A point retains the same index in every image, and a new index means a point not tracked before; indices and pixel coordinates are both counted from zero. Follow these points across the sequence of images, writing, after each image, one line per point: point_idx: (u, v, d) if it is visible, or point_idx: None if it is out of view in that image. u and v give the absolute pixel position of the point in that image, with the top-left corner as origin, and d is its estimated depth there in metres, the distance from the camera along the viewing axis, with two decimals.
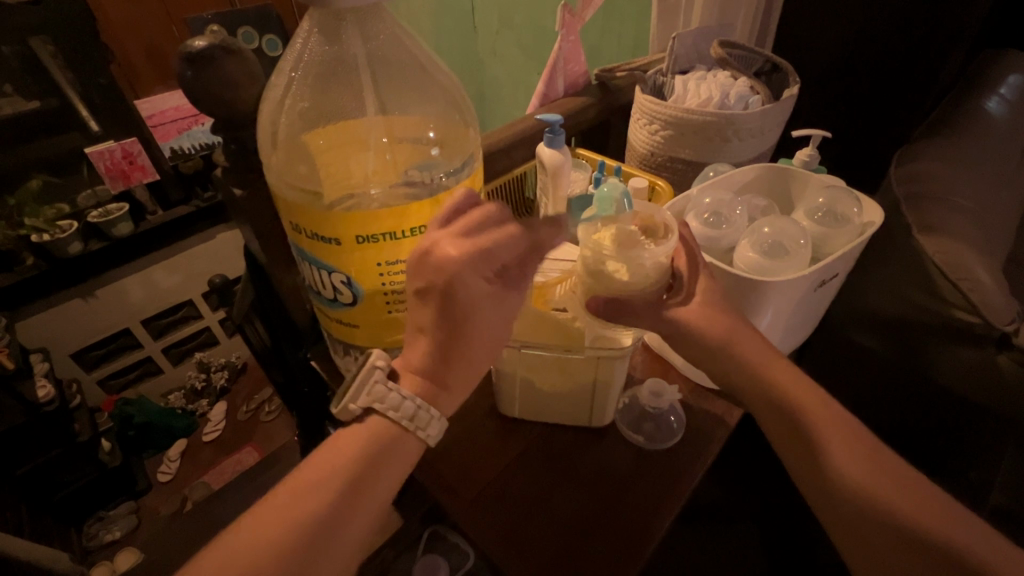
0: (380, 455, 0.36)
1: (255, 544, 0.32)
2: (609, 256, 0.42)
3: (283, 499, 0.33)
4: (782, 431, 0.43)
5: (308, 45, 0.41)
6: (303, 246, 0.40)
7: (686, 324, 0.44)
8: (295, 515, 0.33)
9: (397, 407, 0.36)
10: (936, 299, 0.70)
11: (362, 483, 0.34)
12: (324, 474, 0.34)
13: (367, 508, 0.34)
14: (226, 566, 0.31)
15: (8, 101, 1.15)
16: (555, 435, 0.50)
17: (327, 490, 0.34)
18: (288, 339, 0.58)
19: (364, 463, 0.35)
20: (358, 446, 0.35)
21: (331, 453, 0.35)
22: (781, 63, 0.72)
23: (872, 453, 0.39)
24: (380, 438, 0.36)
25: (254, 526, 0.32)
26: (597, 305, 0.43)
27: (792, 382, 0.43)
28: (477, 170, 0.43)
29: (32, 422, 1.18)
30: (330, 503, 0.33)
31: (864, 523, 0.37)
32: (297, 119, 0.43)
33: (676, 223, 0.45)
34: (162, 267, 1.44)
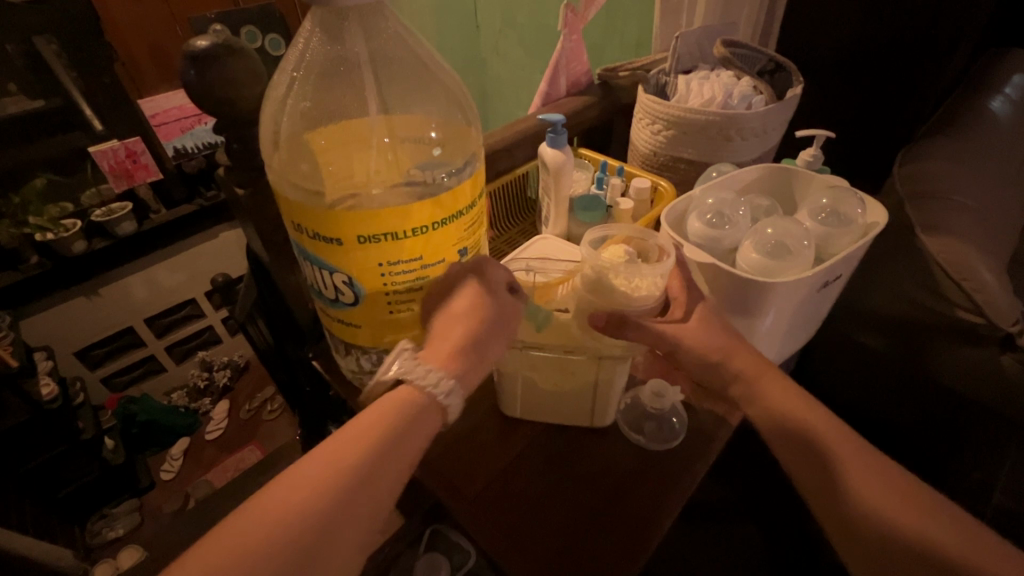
0: (412, 410, 0.35)
1: (299, 483, 0.31)
2: (618, 275, 0.43)
3: (321, 463, 0.32)
4: (784, 445, 0.42)
5: (310, 46, 0.40)
6: (304, 245, 0.40)
7: (677, 340, 0.44)
8: (332, 482, 0.31)
9: (427, 372, 0.35)
10: (939, 300, 0.70)
11: (397, 451, 0.34)
12: (361, 442, 0.33)
13: (402, 456, 0.34)
14: (273, 503, 0.30)
15: (13, 100, 1.15)
16: (557, 435, 0.50)
17: (364, 457, 0.33)
18: (291, 338, 0.58)
19: (400, 432, 0.34)
20: (390, 413, 0.34)
21: (363, 420, 0.34)
22: (784, 62, 0.71)
23: (877, 464, 0.39)
24: (414, 404, 0.35)
25: (285, 492, 0.31)
26: (599, 319, 0.44)
27: (782, 391, 0.44)
28: (479, 169, 0.42)
29: (37, 419, 1.18)
30: (366, 471, 0.32)
31: (871, 536, 0.37)
32: (299, 119, 0.42)
33: (670, 245, 0.46)
34: (165, 265, 1.44)
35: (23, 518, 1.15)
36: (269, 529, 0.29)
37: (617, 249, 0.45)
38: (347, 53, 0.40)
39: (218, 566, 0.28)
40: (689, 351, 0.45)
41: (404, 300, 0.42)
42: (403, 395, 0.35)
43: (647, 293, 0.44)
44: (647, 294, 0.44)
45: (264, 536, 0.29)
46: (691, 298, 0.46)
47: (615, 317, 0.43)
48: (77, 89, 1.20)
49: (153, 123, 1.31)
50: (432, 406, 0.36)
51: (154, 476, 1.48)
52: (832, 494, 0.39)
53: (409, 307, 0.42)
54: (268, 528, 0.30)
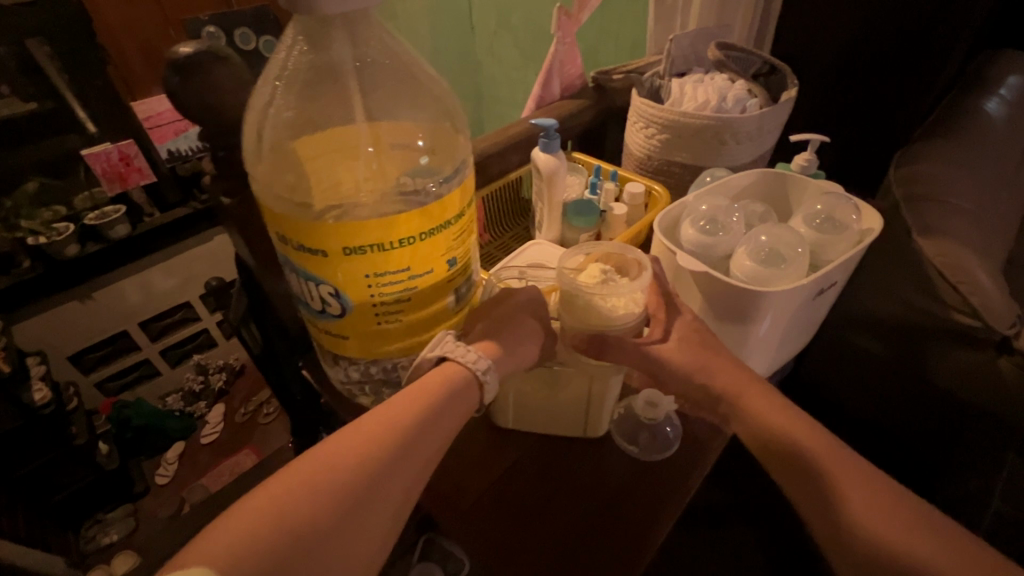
0: (454, 385, 0.39)
1: (350, 440, 0.35)
2: (596, 293, 0.42)
3: (372, 422, 0.36)
4: (779, 467, 0.42)
5: (293, 54, 0.39)
6: (289, 256, 0.39)
7: (665, 359, 0.44)
8: (372, 447, 0.35)
9: (470, 355, 0.40)
10: (936, 303, 0.69)
11: (432, 427, 0.38)
12: (400, 415, 0.37)
13: (440, 426, 0.38)
14: (324, 455, 0.34)
15: (5, 103, 1.14)
16: (549, 445, 0.50)
17: (401, 429, 0.36)
18: (281, 345, 0.57)
19: (435, 408, 0.38)
20: (428, 391, 0.39)
21: (403, 397, 0.38)
22: (779, 65, 0.71)
23: (873, 482, 0.38)
24: (455, 381, 0.40)
25: (329, 455, 0.34)
26: (581, 341, 0.43)
27: (774, 407, 0.43)
28: (467, 177, 0.41)
29: (29, 425, 1.17)
30: (403, 440, 0.36)
31: (870, 558, 0.37)
32: (283, 129, 0.41)
33: (648, 260, 0.45)
34: (159, 269, 1.43)
35: (16, 525, 1.14)
36: (314, 484, 0.33)
37: (593, 266, 0.44)
38: (330, 60, 0.39)
39: (285, 495, 0.32)
40: (675, 372, 0.45)
41: (392, 311, 0.41)
42: (449, 372, 0.40)
43: (624, 312, 0.43)
44: (627, 312, 0.43)
45: (311, 489, 0.32)
46: (669, 315, 0.46)
47: (596, 338, 0.43)
48: (70, 91, 1.18)
49: (147, 126, 1.31)
50: (471, 388, 0.40)
51: (149, 481, 1.47)
52: (830, 514, 0.39)
53: (398, 319, 0.42)
54: (313, 484, 0.33)
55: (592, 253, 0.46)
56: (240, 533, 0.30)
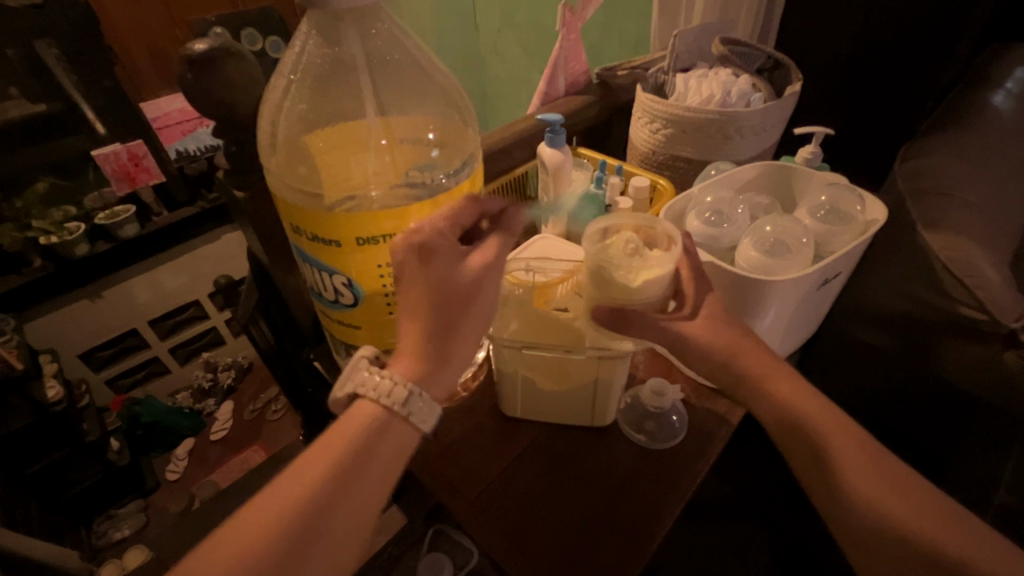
0: (376, 428, 0.35)
1: (283, 492, 0.32)
2: (622, 265, 0.41)
3: (301, 470, 0.33)
4: (791, 445, 0.42)
5: (308, 48, 0.41)
6: (302, 246, 0.40)
7: (686, 338, 0.43)
8: (287, 515, 0.31)
9: (383, 389, 0.35)
10: (939, 294, 0.70)
11: (357, 483, 0.34)
12: (315, 476, 0.33)
13: (375, 471, 0.34)
14: (258, 511, 0.32)
15: (16, 104, 1.16)
16: (558, 436, 0.50)
17: (320, 491, 0.33)
18: (293, 339, 0.58)
19: (358, 464, 0.34)
20: (346, 447, 0.34)
21: (317, 453, 0.34)
22: (783, 59, 0.71)
23: (879, 462, 0.39)
24: (367, 428, 0.35)
25: (247, 524, 0.31)
26: (601, 314, 0.42)
27: (793, 392, 0.43)
28: (476, 170, 0.43)
29: (40, 422, 1.19)
30: (322, 505, 0.32)
31: (873, 534, 0.37)
32: (297, 121, 0.43)
33: (679, 234, 0.45)
34: (168, 268, 1.44)
35: (29, 519, 1.16)
36: (229, 559, 0.30)
37: (621, 237, 0.44)
38: (344, 56, 0.41)
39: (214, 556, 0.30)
40: (702, 351, 0.44)
41: (403, 301, 0.42)
42: (357, 413, 0.35)
43: (653, 285, 0.42)
44: (656, 288, 0.42)
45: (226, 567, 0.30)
46: (698, 292, 0.45)
47: (618, 314, 0.42)
48: (80, 92, 1.20)
49: (155, 126, 1.32)
50: (396, 420, 0.35)
51: (159, 477, 1.49)
52: (835, 493, 0.39)
53: None
54: (229, 561, 0.30)
55: (619, 225, 0.46)
56: None
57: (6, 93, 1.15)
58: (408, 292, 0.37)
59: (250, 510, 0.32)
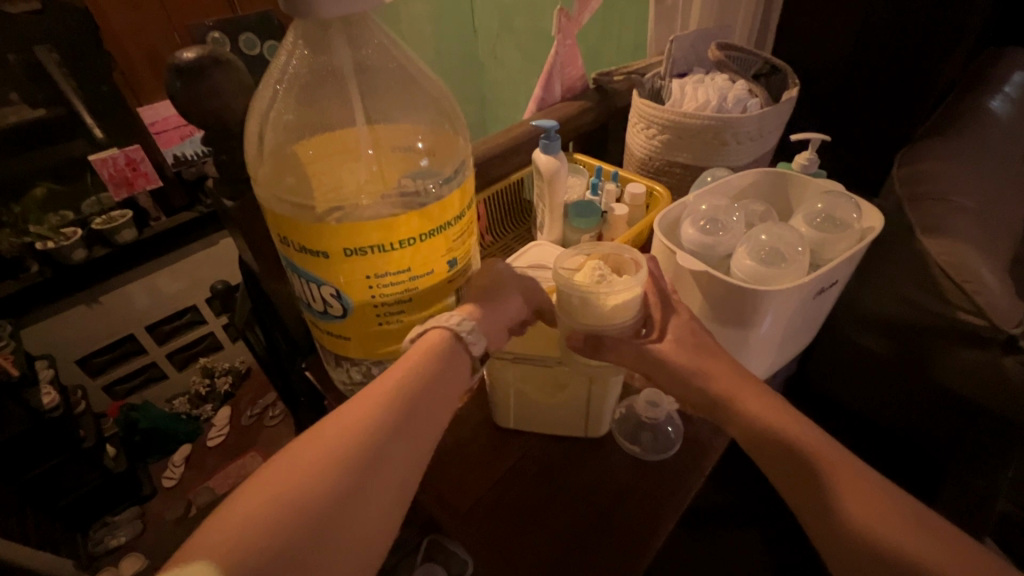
0: (442, 358, 0.39)
1: (362, 408, 0.35)
2: (583, 291, 0.42)
3: (377, 392, 0.37)
4: (775, 466, 0.41)
5: (294, 57, 0.40)
6: (291, 257, 0.40)
7: (661, 360, 0.43)
8: (361, 430, 0.34)
9: (449, 319, 0.40)
10: (939, 301, 0.69)
11: (410, 418, 0.36)
12: (368, 409, 0.35)
13: (440, 395, 0.38)
14: (337, 424, 0.34)
15: (14, 109, 1.17)
16: (552, 446, 0.50)
17: (376, 422, 0.35)
18: (286, 348, 0.58)
19: (410, 398, 0.37)
20: (397, 385, 0.37)
21: (370, 392, 0.37)
22: (780, 65, 0.71)
23: (866, 481, 0.38)
24: (433, 362, 0.39)
25: (304, 455, 0.33)
26: (576, 341, 0.43)
27: (764, 408, 0.42)
28: (467, 178, 0.42)
29: (36, 429, 1.18)
30: (380, 434, 0.34)
31: (865, 559, 0.35)
32: (284, 130, 0.43)
33: (644, 259, 0.45)
34: (166, 273, 1.44)
35: (25, 526, 1.15)
36: (292, 479, 0.32)
37: (589, 266, 0.44)
38: (330, 64, 0.40)
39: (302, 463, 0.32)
40: (672, 374, 0.44)
41: (393, 311, 0.42)
42: (428, 340, 0.40)
43: (623, 308, 0.43)
44: (620, 312, 0.43)
45: (289, 488, 0.31)
46: (666, 315, 0.45)
47: (591, 337, 0.43)
48: (77, 97, 1.20)
49: (152, 131, 1.31)
50: (458, 349, 0.40)
51: (156, 484, 1.48)
52: (823, 516, 0.37)
53: (399, 319, 0.42)
54: (292, 483, 0.31)
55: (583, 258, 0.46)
56: (256, 506, 0.30)
57: (7, 98, 1.16)
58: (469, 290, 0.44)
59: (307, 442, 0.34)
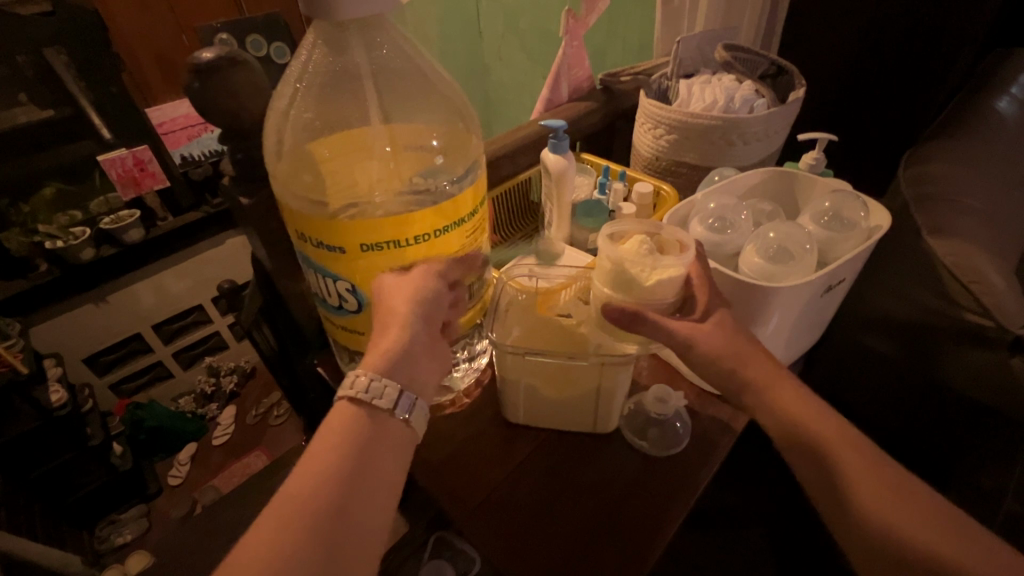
0: (375, 418, 0.35)
1: (303, 490, 0.31)
2: (633, 265, 0.43)
3: (312, 466, 0.32)
4: (797, 457, 0.42)
5: (313, 57, 0.41)
6: (308, 253, 0.40)
7: (695, 340, 0.43)
8: (306, 516, 0.30)
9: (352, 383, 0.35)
10: (946, 301, 0.70)
11: (357, 490, 0.32)
12: (301, 498, 0.31)
13: (384, 454, 0.35)
14: (278, 516, 0.30)
15: (24, 110, 1.19)
16: (561, 441, 0.50)
17: (313, 511, 0.31)
18: (296, 345, 0.58)
19: (350, 471, 0.32)
20: (331, 460, 0.32)
21: (301, 474, 0.32)
22: (786, 66, 0.71)
23: (885, 472, 0.38)
24: (366, 428, 0.35)
25: (238, 572, 0.28)
26: (613, 313, 0.43)
27: (791, 397, 0.43)
28: (480, 176, 0.42)
29: (44, 426, 1.18)
30: (321, 524, 0.30)
31: (881, 548, 0.37)
32: (303, 129, 0.43)
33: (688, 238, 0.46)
34: (173, 271, 1.45)
35: (33, 523, 1.16)
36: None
37: (635, 240, 0.45)
38: (346, 64, 0.41)
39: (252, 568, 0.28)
40: (704, 356, 0.43)
41: None
42: (338, 414, 0.35)
43: (666, 286, 0.43)
44: (668, 288, 0.43)
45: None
46: (708, 297, 0.45)
47: (631, 313, 0.43)
48: (86, 98, 1.21)
49: (160, 132, 1.34)
50: (377, 415, 0.35)
51: (161, 482, 1.49)
52: (842, 506, 0.39)
53: None
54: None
55: (629, 230, 0.47)
56: None
57: (16, 100, 1.17)
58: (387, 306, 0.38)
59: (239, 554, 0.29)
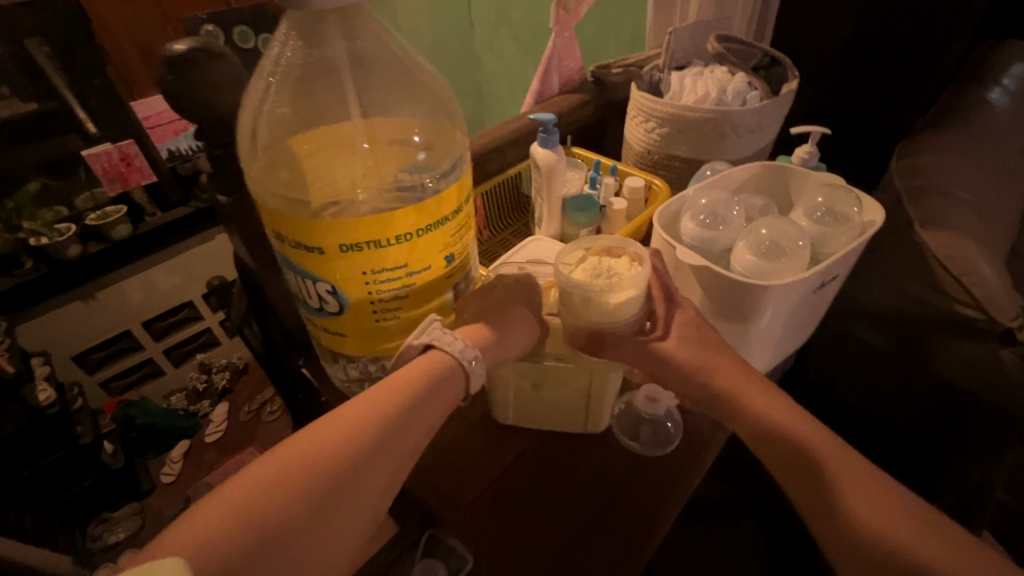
0: (442, 375, 0.39)
1: (359, 413, 0.36)
2: (588, 290, 0.41)
3: (373, 397, 0.37)
4: (779, 460, 0.41)
5: (287, 49, 0.39)
6: (285, 253, 0.39)
7: (666, 360, 0.44)
8: (355, 433, 0.35)
9: (452, 342, 0.40)
10: (939, 295, 0.69)
11: (398, 429, 0.36)
12: (321, 454, 0.33)
13: (438, 408, 0.39)
14: (331, 424, 0.35)
15: (7, 103, 1.16)
16: (552, 442, 0.50)
17: (339, 453, 0.34)
18: (282, 344, 0.57)
19: (374, 446, 0.35)
20: (358, 429, 0.35)
21: (365, 399, 0.37)
22: (779, 56, 0.70)
23: (869, 473, 0.38)
24: (434, 374, 0.39)
25: (289, 457, 0.33)
26: (578, 339, 0.44)
27: (767, 404, 0.42)
28: (465, 173, 0.41)
29: (32, 425, 1.16)
30: (367, 445, 0.35)
31: (867, 556, 0.35)
32: (277, 125, 0.41)
33: (647, 253, 0.45)
34: (161, 268, 1.43)
35: (25, 524, 1.15)
36: (248, 505, 0.31)
37: (588, 263, 0.44)
38: (323, 57, 0.39)
39: (295, 459, 0.33)
40: (673, 371, 0.44)
41: (391, 308, 0.41)
42: (431, 359, 0.40)
43: (626, 307, 0.43)
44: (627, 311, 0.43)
45: (272, 489, 0.31)
46: (670, 309, 0.46)
47: (593, 336, 0.44)
48: (70, 90, 1.19)
49: (146, 125, 1.30)
50: (456, 374, 0.40)
51: (154, 480, 1.48)
52: (825, 507, 0.38)
53: (396, 315, 0.42)
54: (229, 528, 0.30)
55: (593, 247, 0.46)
56: (246, 496, 0.31)
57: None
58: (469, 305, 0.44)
59: (268, 460, 0.33)
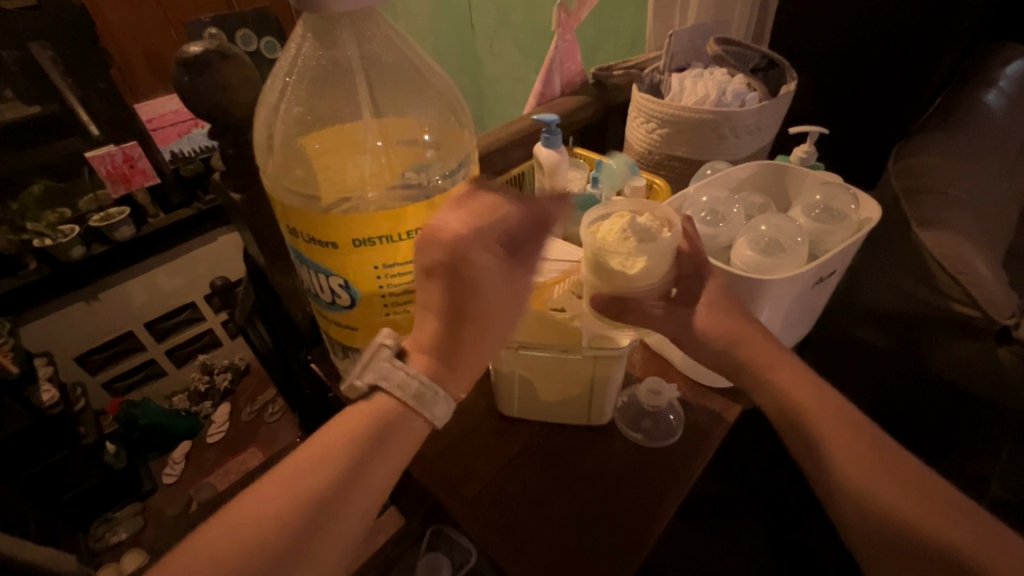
0: (390, 423, 0.35)
1: (296, 476, 0.32)
2: (614, 251, 0.42)
3: (312, 452, 0.34)
4: (794, 436, 0.42)
5: (304, 52, 0.41)
6: (299, 247, 0.41)
7: (688, 322, 0.47)
8: (293, 497, 0.31)
9: (400, 382, 0.36)
10: (934, 293, 0.70)
11: (343, 487, 0.33)
12: (232, 553, 0.29)
13: (386, 459, 0.35)
14: (265, 492, 0.32)
15: (9, 106, 1.17)
16: (556, 434, 0.51)
17: (277, 525, 0.31)
18: (290, 340, 0.59)
19: (297, 530, 0.31)
20: (277, 514, 0.31)
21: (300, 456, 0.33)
22: (777, 59, 0.71)
23: (882, 459, 0.39)
24: (380, 423, 0.35)
25: (220, 534, 0.30)
26: (598, 302, 0.45)
27: (793, 381, 0.43)
28: (473, 172, 0.45)
29: (38, 424, 1.17)
30: (309, 509, 0.31)
31: (877, 529, 0.37)
32: (294, 123, 0.43)
33: (677, 216, 0.45)
34: (165, 269, 1.43)
35: (28, 523, 1.16)
36: None
37: (615, 224, 0.44)
38: (338, 59, 0.41)
39: (228, 538, 0.30)
40: (698, 339, 0.46)
41: (400, 301, 0.42)
42: (377, 405, 0.36)
43: (649, 272, 0.43)
44: (648, 278, 0.43)
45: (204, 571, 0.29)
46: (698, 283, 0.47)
47: (616, 300, 0.44)
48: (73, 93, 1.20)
49: (149, 128, 1.32)
50: (410, 418, 0.36)
51: (156, 480, 1.48)
52: (831, 485, 0.39)
53: (406, 310, 0.43)
54: None
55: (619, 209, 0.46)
56: None
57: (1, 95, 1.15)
58: (424, 295, 0.38)
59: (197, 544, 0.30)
